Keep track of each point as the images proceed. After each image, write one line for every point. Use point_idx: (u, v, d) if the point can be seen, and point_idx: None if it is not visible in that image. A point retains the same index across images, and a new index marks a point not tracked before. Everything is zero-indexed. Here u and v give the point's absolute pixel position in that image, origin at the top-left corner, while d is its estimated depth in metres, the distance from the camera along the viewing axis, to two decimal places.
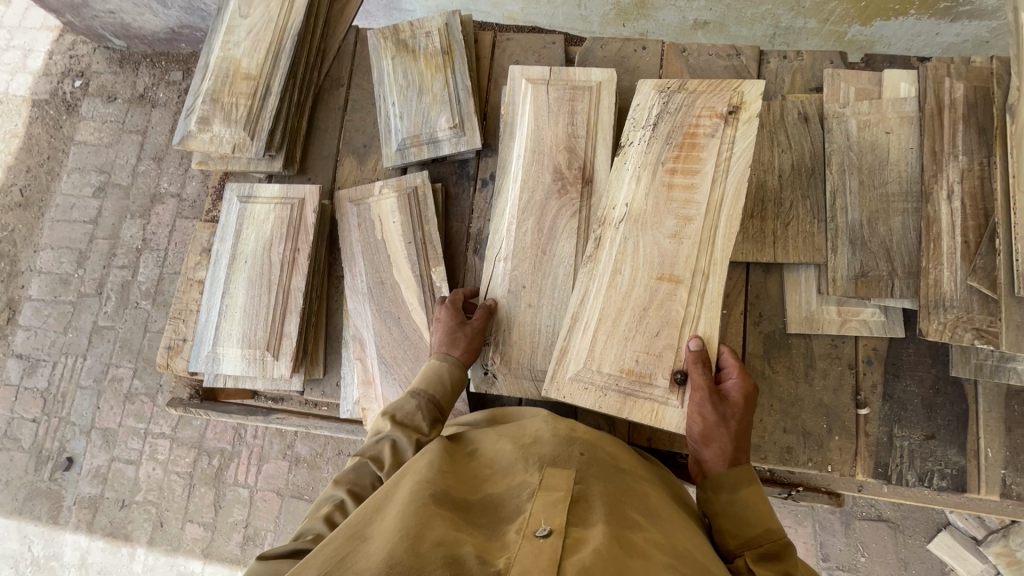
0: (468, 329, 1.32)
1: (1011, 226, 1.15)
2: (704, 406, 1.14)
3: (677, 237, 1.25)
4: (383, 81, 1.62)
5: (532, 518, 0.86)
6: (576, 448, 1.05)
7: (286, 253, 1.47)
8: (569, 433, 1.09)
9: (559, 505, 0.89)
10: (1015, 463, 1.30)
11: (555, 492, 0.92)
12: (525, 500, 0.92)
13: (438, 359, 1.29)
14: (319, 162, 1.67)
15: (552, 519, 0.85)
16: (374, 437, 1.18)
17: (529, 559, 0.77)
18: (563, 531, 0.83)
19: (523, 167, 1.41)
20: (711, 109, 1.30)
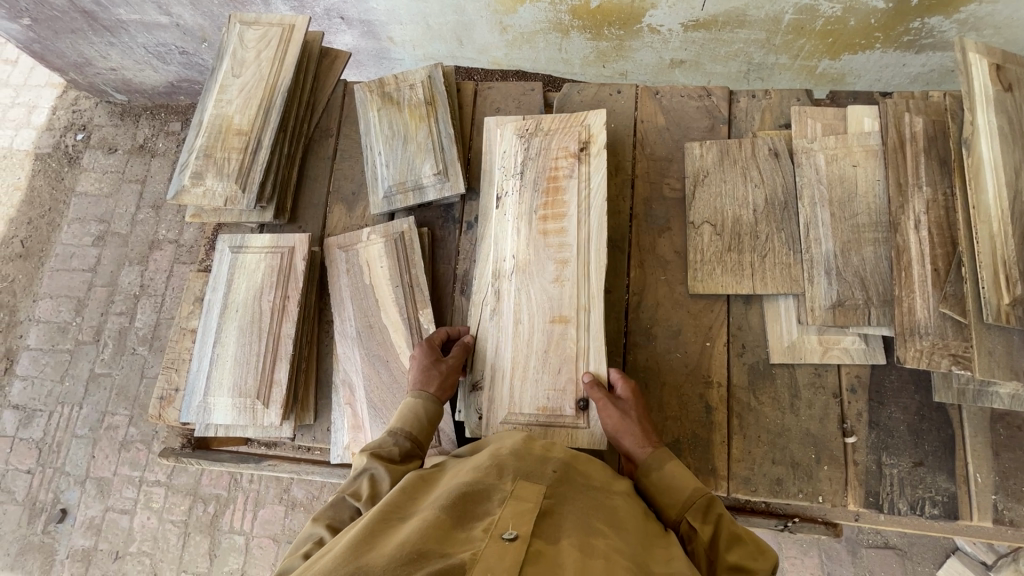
0: (443, 366, 1.35)
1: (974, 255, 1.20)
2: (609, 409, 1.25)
3: (559, 281, 1.37)
4: (370, 133, 1.68)
5: (499, 522, 0.88)
6: (550, 464, 1.04)
7: (276, 300, 1.51)
8: (543, 450, 1.08)
9: (526, 515, 0.90)
10: (1005, 487, 1.30)
11: (524, 503, 0.92)
12: (495, 504, 0.93)
13: (412, 397, 1.30)
14: (309, 211, 1.73)
15: (519, 526, 0.87)
16: (354, 473, 1.18)
17: (492, 560, 0.79)
18: (527, 537, 0.84)
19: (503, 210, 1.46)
20: (565, 150, 1.46)
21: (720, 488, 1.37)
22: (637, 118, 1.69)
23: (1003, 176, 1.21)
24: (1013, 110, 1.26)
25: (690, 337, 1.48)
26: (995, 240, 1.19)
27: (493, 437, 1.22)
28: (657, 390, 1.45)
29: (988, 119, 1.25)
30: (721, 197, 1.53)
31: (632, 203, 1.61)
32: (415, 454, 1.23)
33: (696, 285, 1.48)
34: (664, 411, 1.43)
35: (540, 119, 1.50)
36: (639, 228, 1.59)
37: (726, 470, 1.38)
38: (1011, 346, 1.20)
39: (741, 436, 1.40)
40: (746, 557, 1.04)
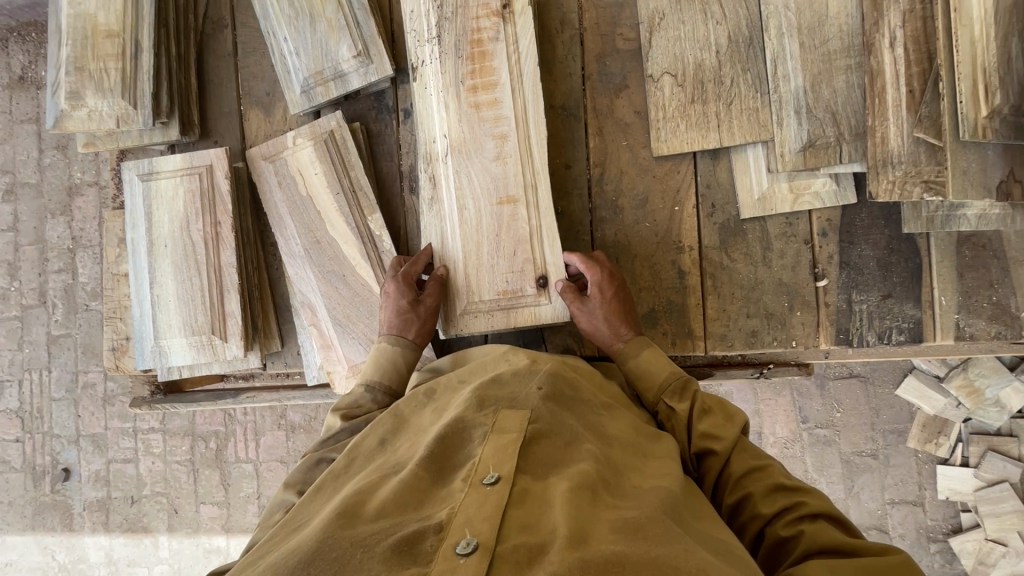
0: (421, 308, 1.20)
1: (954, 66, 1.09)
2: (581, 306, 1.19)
3: (501, 159, 1.18)
4: (268, 16, 1.41)
5: (480, 464, 0.84)
6: (536, 381, 0.99)
7: (207, 228, 1.36)
8: (530, 364, 1.03)
9: (508, 450, 0.86)
10: (967, 307, 1.34)
11: (506, 435, 0.88)
12: (477, 443, 0.89)
13: (387, 343, 1.18)
14: (222, 121, 1.51)
15: (500, 466, 0.83)
16: (326, 433, 1.10)
17: (472, 510, 0.76)
18: (511, 478, 0.81)
19: (435, 79, 1.21)
20: (486, 7, 1.20)
21: (698, 348, 1.38)
22: None
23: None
24: None
25: (657, 205, 1.40)
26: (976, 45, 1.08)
27: (479, 351, 1.16)
28: (628, 262, 1.41)
29: None
30: (681, 40, 1.36)
31: (582, 62, 1.44)
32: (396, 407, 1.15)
33: (659, 145, 1.38)
34: (637, 282, 1.40)
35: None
36: (593, 91, 1.44)
37: (703, 331, 1.38)
38: (983, 162, 1.15)
39: (715, 296, 1.38)
40: (715, 426, 1.06)
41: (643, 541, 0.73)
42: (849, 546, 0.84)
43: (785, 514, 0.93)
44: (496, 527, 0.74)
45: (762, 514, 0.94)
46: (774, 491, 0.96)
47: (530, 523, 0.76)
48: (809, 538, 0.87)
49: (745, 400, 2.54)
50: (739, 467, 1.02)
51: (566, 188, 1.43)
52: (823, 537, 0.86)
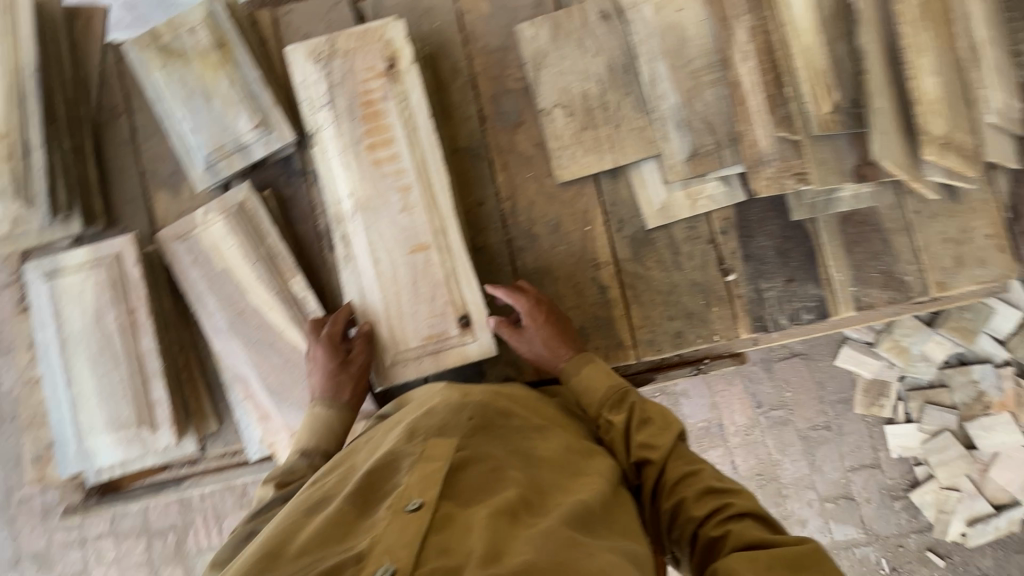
0: (351, 369, 1.21)
1: None
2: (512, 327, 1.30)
3: (407, 210, 1.23)
4: (162, 99, 1.42)
5: (405, 491, 0.85)
6: (467, 411, 1.00)
7: (122, 318, 1.32)
8: (461, 397, 1.04)
9: (433, 477, 0.87)
10: (860, 279, 1.46)
11: (433, 463, 0.89)
12: (404, 472, 0.90)
13: (321, 408, 1.20)
14: (129, 207, 1.49)
15: (424, 493, 0.84)
16: (256, 509, 1.03)
17: (392, 538, 0.77)
18: (433, 505, 0.82)
19: (334, 142, 1.25)
20: (372, 69, 1.27)
21: (630, 357, 1.44)
22: (459, 11, 1.54)
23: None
24: None
25: (570, 228, 1.47)
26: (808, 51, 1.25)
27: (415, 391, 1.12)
28: (551, 285, 1.46)
29: None
30: (565, 75, 1.47)
31: (479, 104, 1.52)
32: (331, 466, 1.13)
33: (561, 171, 1.46)
34: (564, 303, 1.46)
35: (333, 37, 1.28)
36: (493, 130, 1.51)
37: (632, 339, 1.45)
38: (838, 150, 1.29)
39: (637, 304, 1.45)
40: (652, 435, 1.11)
41: (557, 557, 0.75)
42: (770, 540, 0.87)
43: (713, 514, 0.96)
44: (415, 553, 0.75)
45: (694, 517, 0.97)
46: (704, 493, 0.99)
47: (451, 548, 0.77)
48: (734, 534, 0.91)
49: (701, 395, 2.63)
50: (673, 474, 1.06)
51: (482, 223, 1.49)
52: (747, 534, 0.89)
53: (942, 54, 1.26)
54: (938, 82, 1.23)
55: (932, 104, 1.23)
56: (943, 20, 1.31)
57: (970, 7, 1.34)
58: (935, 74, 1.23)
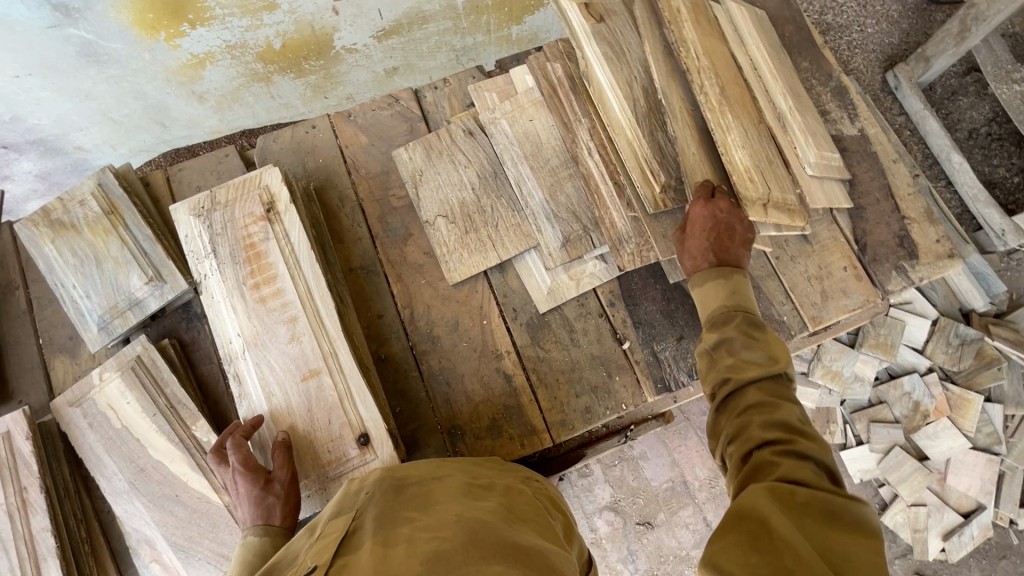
0: (276, 488, 1.17)
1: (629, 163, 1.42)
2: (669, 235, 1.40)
3: (296, 340, 1.28)
4: (54, 270, 1.47)
5: (301, 567, 0.87)
6: (362, 488, 1.07)
7: (12, 499, 1.27)
8: (356, 482, 1.10)
9: (328, 544, 0.90)
10: None
11: (328, 536, 0.93)
12: (306, 553, 0.92)
13: (254, 537, 1.15)
14: (25, 378, 1.48)
15: (319, 558, 0.86)
16: None
17: None
18: (325, 561, 0.84)
19: (220, 287, 1.31)
20: (251, 214, 1.35)
21: (545, 441, 1.46)
22: (341, 145, 1.69)
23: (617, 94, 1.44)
24: (609, 36, 1.48)
25: (468, 325, 1.54)
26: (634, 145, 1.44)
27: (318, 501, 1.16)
28: (460, 383, 1.50)
29: (593, 51, 1.47)
30: (441, 187, 1.60)
31: (368, 225, 1.63)
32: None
33: (451, 272, 1.55)
34: (474, 398, 1.49)
35: (213, 191, 1.38)
36: (383, 246, 1.61)
37: (544, 423, 1.48)
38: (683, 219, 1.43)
39: (544, 388, 1.50)
40: (749, 362, 1.10)
41: None
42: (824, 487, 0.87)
43: (775, 443, 0.96)
44: None
45: (756, 440, 0.98)
46: (769, 424, 0.99)
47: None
48: (790, 469, 0.91)
49: (660, 456, 2.68)
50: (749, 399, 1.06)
51: (385, 333, 1.54)
52: (799, 473, 0.89)
53: (750, 128, 1.47)
54: (746, 154, 1.41)
55: (746, 172, 1.39)
56: (748, 99, 1.52)
57: (769, 85, 1.57)
58: (743, 148, 1.42)
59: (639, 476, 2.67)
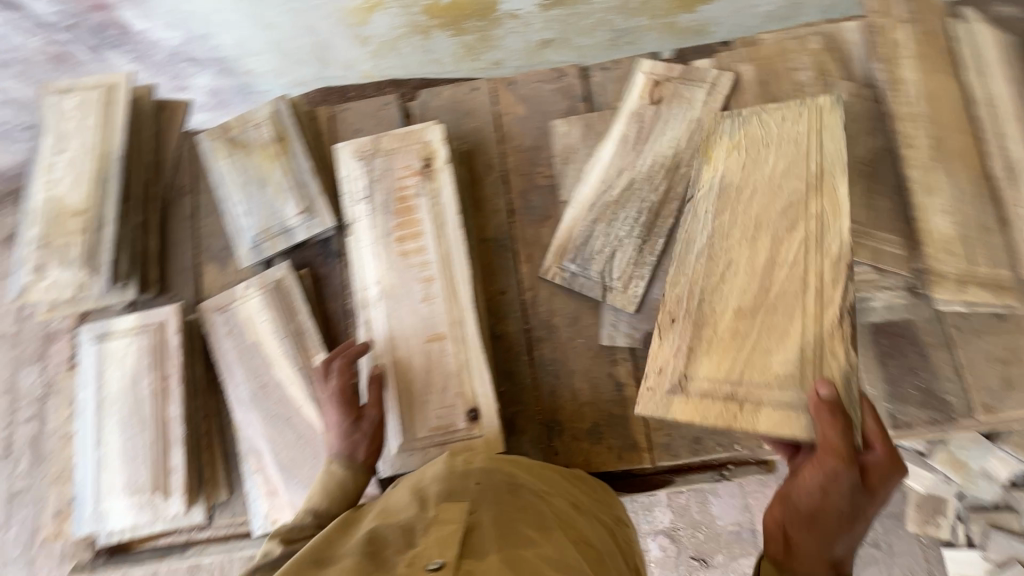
0: (365, 424, 1.20)
1: None
2: (847, 485, 0.98)
3: (428, 300, 1.29)
4: (222, 183, 1.58)
5: (421, 554, 0.83)
6: (472, 478, 1.02)
7: (155, 383, 1.40)
8: (464, 466, 1.06)
9: (451, 538, 0.86)
10: (896, 395, 1.38)
11: (447, 525, 0.89)
12: (420, 537, 0.88)
13: (337, 467, 1.15)
14: (180, 277, 1.62)
15: (444, 552, 0.82)
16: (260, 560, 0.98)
17: None
18: (454, 563, 0.81)
19: (369, 232, 1.35)
20: (409, 168, 1.37)
21: (644, 461, 1.38)
22: (497, 112, 1.66)
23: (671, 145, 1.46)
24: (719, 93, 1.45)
25: (588, 322, 1.48)
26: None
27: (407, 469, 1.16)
28: (569, 379, 1.45)
29: (619, 128, 1.52)
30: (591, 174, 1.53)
31: (508, 198, 1.60)
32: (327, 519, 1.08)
33: (543, 269, 1.50)
34: (579, 398, 1.44)
35: (377, 137, 1.40)
36: (519, 223, 1.58)
37: (647, 441, 1.40)
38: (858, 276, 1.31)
39: None
40: None
41: None
42: None
43: None
44: None
45: None
46: None
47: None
48: None
49: (733, 495, 2.50)
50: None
51: (503, 311, 1.52)
52: None
53: (948, 185, 1.28)
54: (949, 222, 1.26)
55: (944, 243, 1.24)
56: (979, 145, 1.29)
57: (1006, 129, 1.34)
58: (947, 214, 1.26)
59: (705, 511, 2.52)
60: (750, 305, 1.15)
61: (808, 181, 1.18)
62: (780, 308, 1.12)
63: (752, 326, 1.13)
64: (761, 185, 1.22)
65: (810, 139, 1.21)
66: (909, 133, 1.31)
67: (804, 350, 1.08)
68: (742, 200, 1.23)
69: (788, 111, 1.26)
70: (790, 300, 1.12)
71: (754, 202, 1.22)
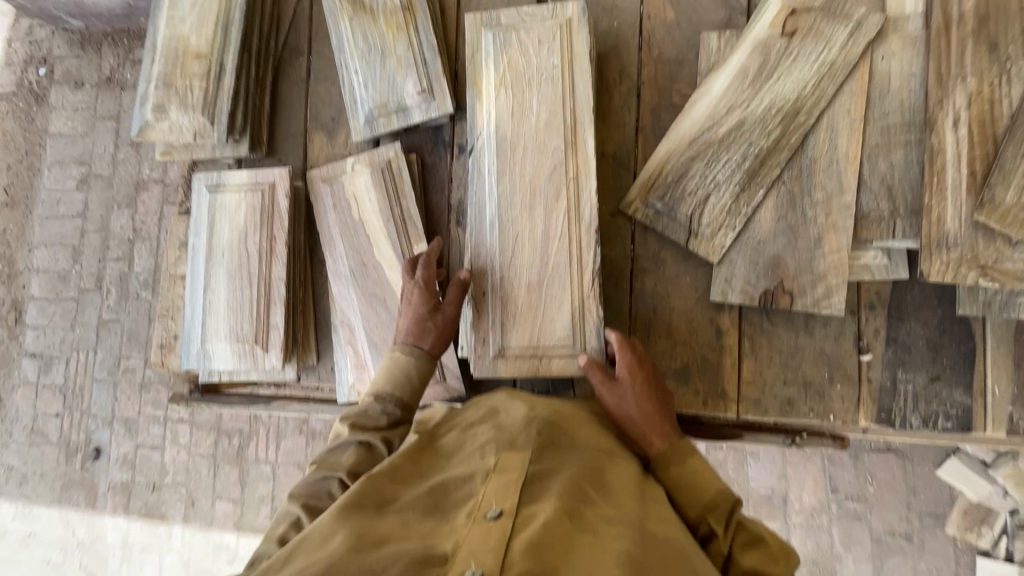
0: (439, 316, 1.22)
1: (998, 166, 1.13)
2: (615, 391, 1.16)
3: (547, 209, 1.23)
4: (342, 48, 1.50)
5: (483, 500, 0.87)
6: (535, 427, 1.00)
7: (262, 242, 1.43)
8: (528, 413, 1.04)
9: (510, 487, 0.89)
10: (1022, 399, 1.27)
11: (508, 474, 0.91)
12: (480, 482, 0.92)
13: (401, 353, 1.20)
14: (288, 141, 1.59)
15: (503, 502, 0.86)
16: (333, 443, 1.11)
17: (476, 544, 0.79)
18: (512, 513, 0.84)
19: (495, 125, 1.27)
20: (548, 62, 1.25)
21: (730, 410, 1.35)
22: (642, 13, 1.48)
23: (839, 81, 1.27)
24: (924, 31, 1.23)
25: (700, 262, 1.39)
26: None
27: (477, 399, 1.16)
28: (666, 316, 1.40)
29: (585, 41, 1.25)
30: None
31: (637, 114, 1.47)
32: (405, 420, 1.16)
33: (625, 201, 1.40)
34: (674, 335, 1.39)
35: (517, 23, 1.28)
36: (645, 142, 1.45)
37: (736, 392, 1.36)
38: None
39: (752, 358, 1.36)
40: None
41: None
42: None
43: None
44: (500, 558, 0.77)
45: None
46: None
47: (538, 545, 0.79)
48: None
49: (772, 461, 2.40)
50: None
51: (609, 235, 1.44)
52: None
53: None
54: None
55: None
56: None
57: None
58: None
59: (741, 471, 2.42)
60: (535, 273, 1.23)
61: (564, 129, 1.23)
62: (556, 279, 1.23)
63: (539, 296, 1.23)
64: (529, 136, 1.25)
65: (565, 77, 1.24)
66: None
67: (574, 311, 1.21)
68: (516, 156, 1.25)
69: (542, 37, 1.26)
70: (561, 274, 1.22)
71: (526, 166, 1.24)
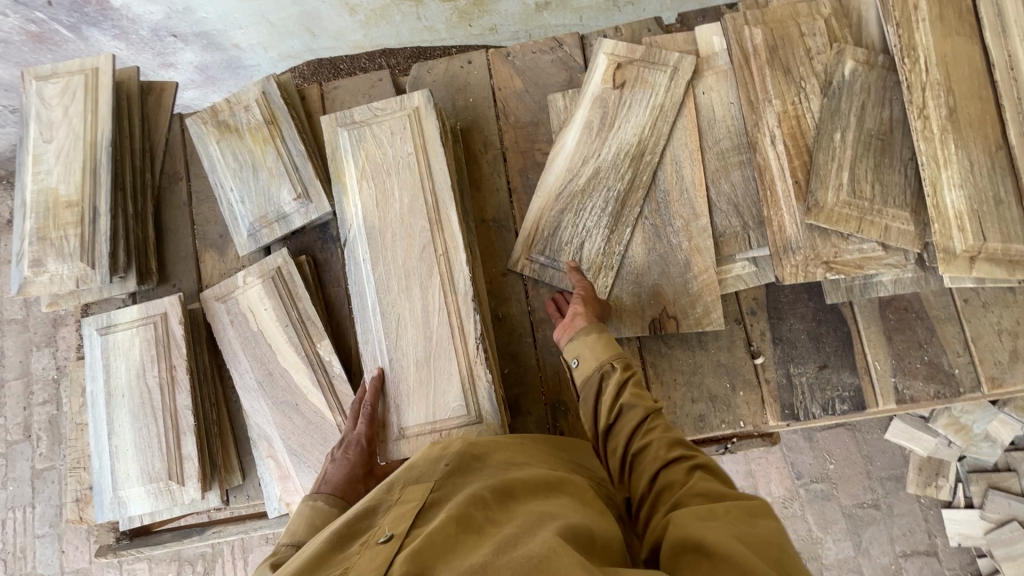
0: (372, 481, 1.19)
1: (815, 171, 1.27)
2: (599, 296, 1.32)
3: (426, 288, 1.28)
4: (215, 170, 1.54)
5: (377, 530, 0.80)
6: (444, 459, 0.94)
7: (162, 373, 1.42)
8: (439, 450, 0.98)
9: (406, 514, 0.81)
10: (902, 369, 1.37)
11: (407, 504, 0.84)
12: (382, 515, 0.84)
13: (325, 503, 1.09)
14: (179, 266, 1.61)
15: (396, 526, 0.79)
16: None
17: (362, 567, 0.72)
18: (403, 533, 0.77)
19: (365, 218, 1.32)
20: (403, 151, 1.33)
21: None
22: (493, 86, 1.60)
23: (670, 120, 1.40)
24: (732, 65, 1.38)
25: None
26: (830, 147, 1.27)
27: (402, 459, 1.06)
28: None
29: (434, 127, 1.34)
30: None
31: (508, 177, 1.56)
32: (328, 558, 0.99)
33: (512, 261, 1.47)
34: None
35: (370, 122, 1.36)
36: (519, 202, 1.54)
37: None
38: (860, 255, 1.26)
39: (659, 384, 1.42)
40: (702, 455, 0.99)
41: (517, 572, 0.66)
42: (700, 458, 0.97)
43: (677, 462, 0.97)
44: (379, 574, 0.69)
45: (656, 457, 0.99)
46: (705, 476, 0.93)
47: (422, 551, 0.71)
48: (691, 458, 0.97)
49: (736, 462, 2.44)
50: (621, 434, 1.08)
51: (504, 295, 1.50)
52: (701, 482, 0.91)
53: (974, 158, 1.19)
54: (961, 197, 1.17)
55: (955, 220, 1.17)
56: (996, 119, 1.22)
57: None
58: (959, 187, 1.18)
59: None
60: (425, 351, 1.26)
61: (429, 213, 1.30)
62: (443, 353, 1.25)
63: (429, 373, 1.25)
64: (397, 225, 1.31)
65: (420, 161, 1.32)
66: (922, 102, 1.21)
67: (466, 381, 1.24)
68: (387, 245, 1.31)
69: (394, 129, 1.34)
70: (450, 348, 1.25)
71: (399, 254, 1.30)
